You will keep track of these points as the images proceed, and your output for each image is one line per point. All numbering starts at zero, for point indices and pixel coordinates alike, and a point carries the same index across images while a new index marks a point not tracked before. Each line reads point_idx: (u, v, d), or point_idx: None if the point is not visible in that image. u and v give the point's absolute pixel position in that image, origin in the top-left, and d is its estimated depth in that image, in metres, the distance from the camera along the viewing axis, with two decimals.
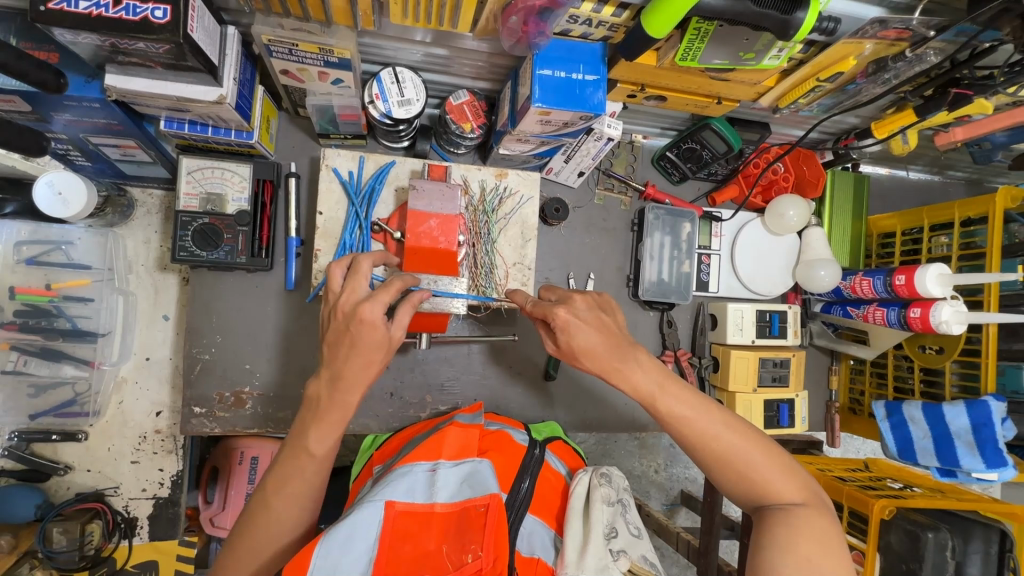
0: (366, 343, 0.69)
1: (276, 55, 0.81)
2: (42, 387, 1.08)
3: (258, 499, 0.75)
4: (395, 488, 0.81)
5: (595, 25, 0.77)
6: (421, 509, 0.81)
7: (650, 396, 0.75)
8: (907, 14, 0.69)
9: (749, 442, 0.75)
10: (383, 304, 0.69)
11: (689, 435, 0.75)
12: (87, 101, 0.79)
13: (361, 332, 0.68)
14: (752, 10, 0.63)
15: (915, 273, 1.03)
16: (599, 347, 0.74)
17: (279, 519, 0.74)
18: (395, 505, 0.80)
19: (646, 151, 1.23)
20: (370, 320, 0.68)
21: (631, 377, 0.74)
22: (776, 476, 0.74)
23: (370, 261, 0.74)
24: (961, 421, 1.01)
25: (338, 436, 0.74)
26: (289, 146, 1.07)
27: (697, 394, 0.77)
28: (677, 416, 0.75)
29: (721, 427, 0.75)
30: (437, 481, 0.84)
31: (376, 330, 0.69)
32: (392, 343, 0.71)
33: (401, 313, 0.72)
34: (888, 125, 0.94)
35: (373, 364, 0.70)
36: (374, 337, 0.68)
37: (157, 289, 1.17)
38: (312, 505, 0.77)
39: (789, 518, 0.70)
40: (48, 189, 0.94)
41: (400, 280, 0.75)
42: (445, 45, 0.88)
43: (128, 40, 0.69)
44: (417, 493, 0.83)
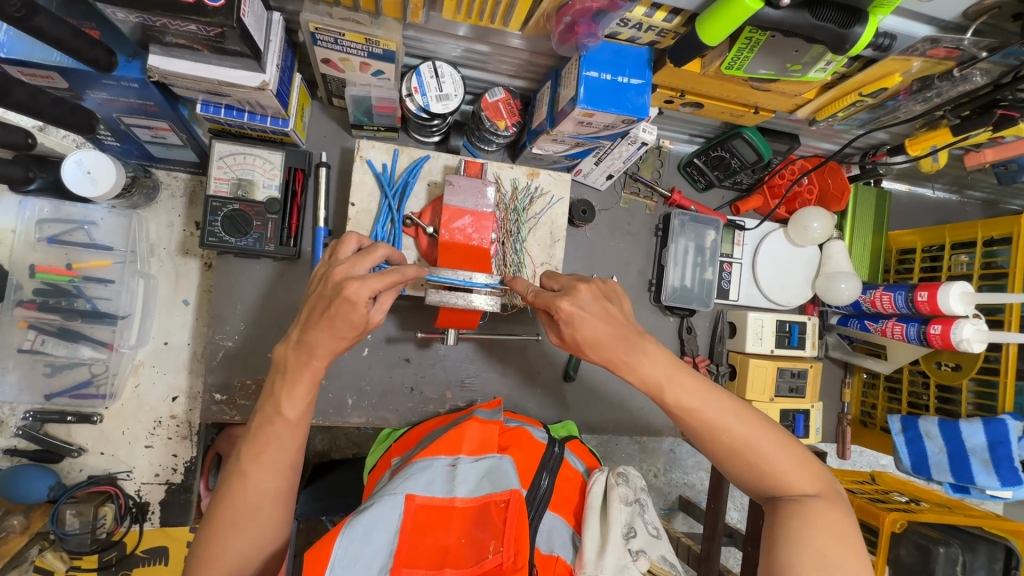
0: (343, 320, 0.67)
1: (320, 44, 0.81)
2: (58, 367, 1.08)
3: (232, 470, 0.73)
4: (416, 483, 0.81)
5: (645, 30, 0.77)
6: (441, 503, 0.81)
7: (658, 385, 0.75)
8: (959, 34, 0.69)
9: (762, 434, 0.75)
10: (372, 290, 0.66)
11: (700, 427, 0.75)
12: (127, 81, 0.78)
13: (340, 309, 0.67)
14: (810, 22, 0.63)
15: (938, 290, 1.04)
16: (605, 337, 0.73)
17: (255, 487, 0.71)
18: (415, 499, 0.79)
19: (673, 157, 1.23)
20: (354, 300, 0.66)
21: (639, 368, 0.74)
22: (789, 468, 0.74)
23: (386, 249, 0.72)
24: (978, 439, 1.02)
25: (310, 400, 0.74)
26: (320, 135, 1.06)
27: (706, 383, 0.77)
28: (685, 406, 0.75)
29: (733, 419, 0.75)
30: (457, 476, 0.84)
31: (359, 311, 0.67)
32: (368, 325, 0.70)
33: (384, 296, 0.71)
34: (921, 143, 0.96)
35: (343, 339, 0.70)
36: (351, 314, 0.67)
37: (178, 273, 1.15)
38: (292, 477, 0.75)
39: (803, 510, 0.72)
40: (77, 167, 0.93)
41: (400, 271, 0.69)
42: (487, 41, 0.87)
43: (180, 22, 0.68)
44: (435, 488, 0.82)
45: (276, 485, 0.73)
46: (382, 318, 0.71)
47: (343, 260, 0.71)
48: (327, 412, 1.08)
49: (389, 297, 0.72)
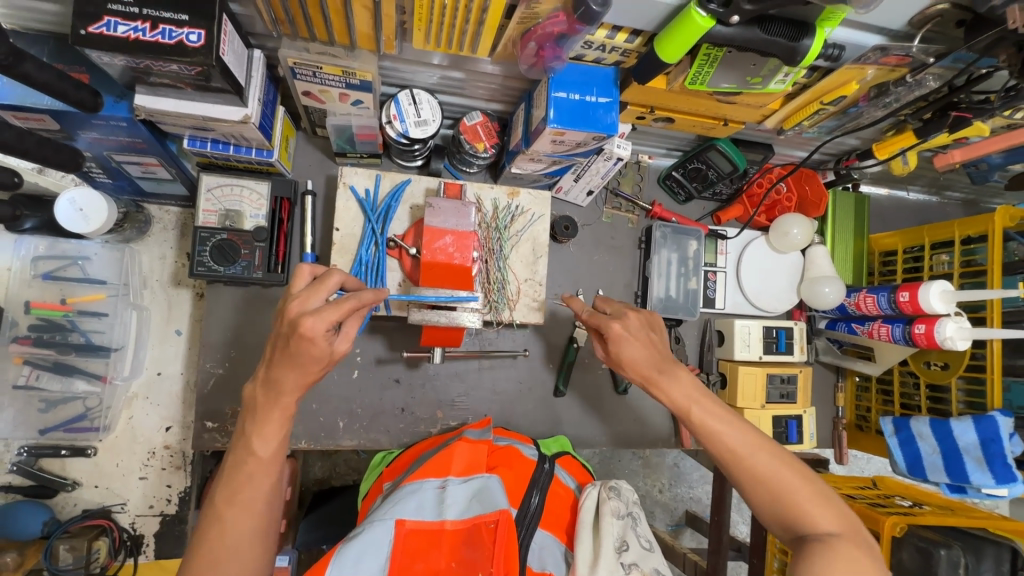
0: (305, 355, 0.68)
1: (299, 78, 0.84)
2: (53, 402, 1.09)
3: (210, 513, 0.71)
4: (406, 506, 0.80)
5: (608, 51, 0.80)
6: (430, 527, 0.80)
7: (686, 409, 0.78)
8: (907, 42, 0.72)
9: (782, 463, 0.74)
10: (328, 321, 0.67)
11: (722, 450, 0.76)
12: (116, 120, 0.82)
13: (300, 346, 0.67)
14: (760, 37, 0.66)
15: (918, 290, 1.05)
16: (644, 359, 0.80)
17: (234, 530, 0.70)
18: (405, 523, 0.79)
19: (653, 171, 1.26)
20: (310, 335, 0.67)
21: (670, 388, 0.78)
22: (811, 504, 0.72)
23: (338, 277, 0.73)
24: (970, 437, 1.02)
25: (283, 436, 0.73)
26: (306, 164, 1.10)
27: (730, 412, 0.78)
28: (708, 429, 0.76)
29: (753, 447, 0.75)
30: (445, 498, 0.83)
31: (320, 345, 0.68)
32: (334, 356, 0.71)
33: (348, 325, 0.72)
34: (888, 147, 0.97)
35: (310, 373, 0.70)
36: (312, 350, 0.68)
37: (171, 304, 1.17)
38: (272, 514, 0.73)
39: (824, 550, 0.68)
40: (70, 205, 0.96)
41: (356, 297, 0.70)
42: (461, 68, 0.91)
43: (161, 62, 0.71)
44: (426, 511, 0.82)
45: (259, 524, 0.72)
46: (349, 347, 0.73)
47: (296, 294, 0.72)
48: (320, 436, 1.08)
49: (355, 325, 0.73)
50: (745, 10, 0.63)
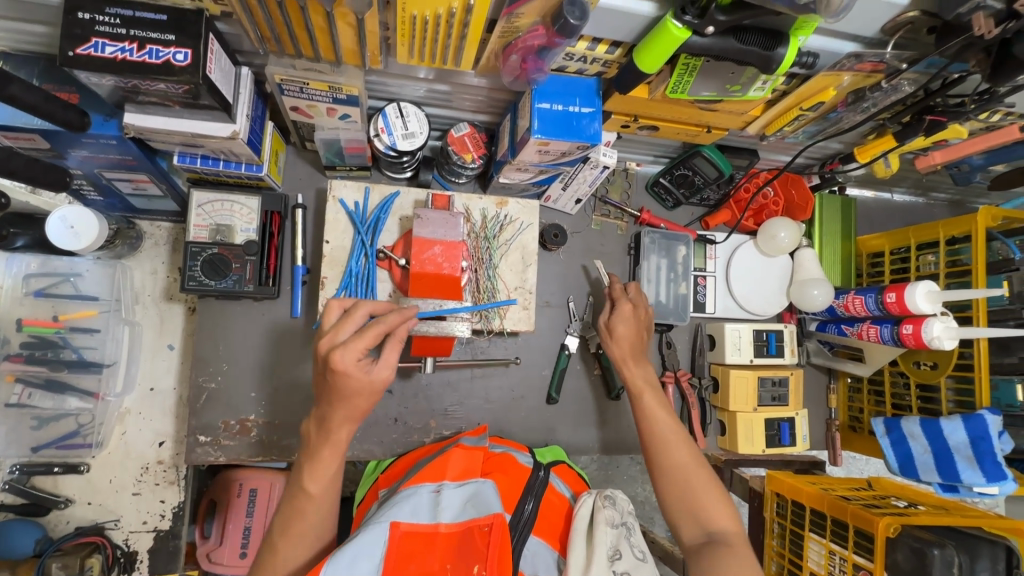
0: (345, 389, 0.71)
1: (287, 94, 0.86)
2: (45, 419, 1.09)
3: (265, 545, 0.76)
4: (400, 509, 0.79)
5: (590, 62, 0.82)
6: (425, 529, 0.79)
7: (640, 392, 0.97)
8: (881, 49, 0.73)
9: (698, 465, 0.88)
10: (355, 351, 0.69)
11: (654, 438, 0.91)
12: (105, 138, 0.83)
13: (339, 381, 0.70)
14: (735, 47, 0.68)
15: (905, 290, 1.06)
16: (630, 335, 1.04)
17: (285, 562, 0.74)
18: (399, 525, 0.78)
19: (641, 178, 1.28)
20: (341, 368, 0.69)
21: (636, 369, 1.00)
22: (714, 506, 0.84)
23: (365, 306, 0.75)
24: (959, 436, 1.02)
25: (334, 474, 0.77)
26: (296, 178, 1.11)
27: (669, 410, 0.95)
28: (648, 416, 0.94)
29: (680, 444, 0.90)
30: (441, 502, 0.83)
31: (357, 376, 0.70)
32: (379, 385, 0.72)
33: (386, 351, 0.73)
34: (870, 150, 0.98)
35: (357, 406, 0.73)
36: (352, 382, 0.70)
37: (163, 319, 1.18)
38: (323, 546, 0.78)
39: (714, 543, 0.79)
40: (62, 223, 0.97)
41: (381, 321, 0.72)
42: (447, 81, 0.92)
43: (149, 82, 0.72)
44: (421, 515, 0.81)
45: (306, 558, 0.76)
46: (391, 374, 0.72)
47: (329, 329, 0.75)
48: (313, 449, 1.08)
49: (395, 351, 0.73)
50: (720, 21, 0.65)
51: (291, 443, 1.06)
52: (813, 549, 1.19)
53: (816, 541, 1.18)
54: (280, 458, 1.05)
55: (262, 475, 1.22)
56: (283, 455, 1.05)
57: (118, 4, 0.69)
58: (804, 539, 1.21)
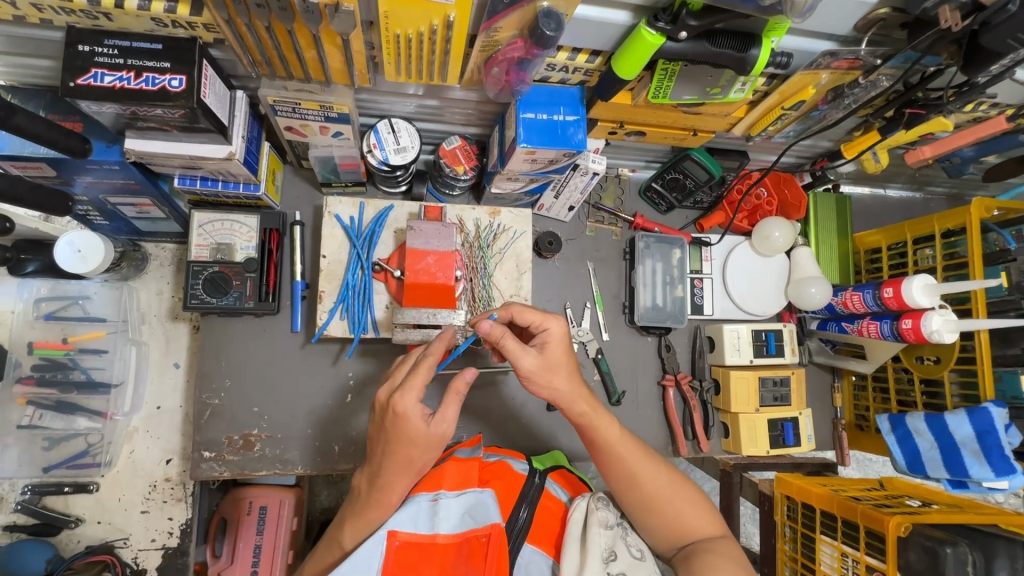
0: (404, 435, 0.75)
1: (280, 114, 0.89)
2: (56, 439, 1.11)
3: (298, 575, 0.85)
4: (399, 518, 0.78)
5: (571, 71, 0.84)
6: (422, 539, 0.77)
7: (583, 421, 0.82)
8: (856, 46, 0.75)
9: (674, 486, 0.84)
10: (415, 395, 0.75)
11: (616, 468, 0.82)
12: (108, 163, 0.86)
13: (398, 424, 0.75)
14: (709, 50, 0.70)
15: (901, 285, 1.05)
16: (552, 360, 0.81)
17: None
18: (398, 535, 0.77)
19: (633, 184, 1.29)
20: (402, 412, 0.74)
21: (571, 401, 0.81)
22: (694, 516, 0.83)
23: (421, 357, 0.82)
24: (965, 430, 1.00)
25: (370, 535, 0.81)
26: (294, 196, 1.14)
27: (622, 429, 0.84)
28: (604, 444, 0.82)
29: (645, 467, 0.83)
30: (438, 511, 0.80)
31: (416, 423, 0.74)
32: (437, 435, 0.76)
33: (445, 406, 0.77)
34: (857, 146, 0.98)
35: (412, 454, 0.76)
36: (409, 429, 0.75)
37: (169, 338, 1.21)
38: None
39: (708, 547, 0.80)
40: (69, 247, 1.00)
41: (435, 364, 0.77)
42: (436, 97, 0.95)
43: (147, 108, 0.75)
44: (420, 523, 0.79)
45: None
46: (448, 428, 0.76)
47: (387, 378, 0.81)
48: (316, 462, 1.08)
49: (452, 408, 0.77)
50: (692, 26, 0.66)
51: (296, 457, 1.08)
52: (825, 552, 1.16)
53: (828, 544, 1.15)
54: (284, 472, 1.07)
55: (270, 493, 1.22)
56: (287, 468, 1.07)
57: (116, 36, 0.73)
58: (816, 541, 1.18)
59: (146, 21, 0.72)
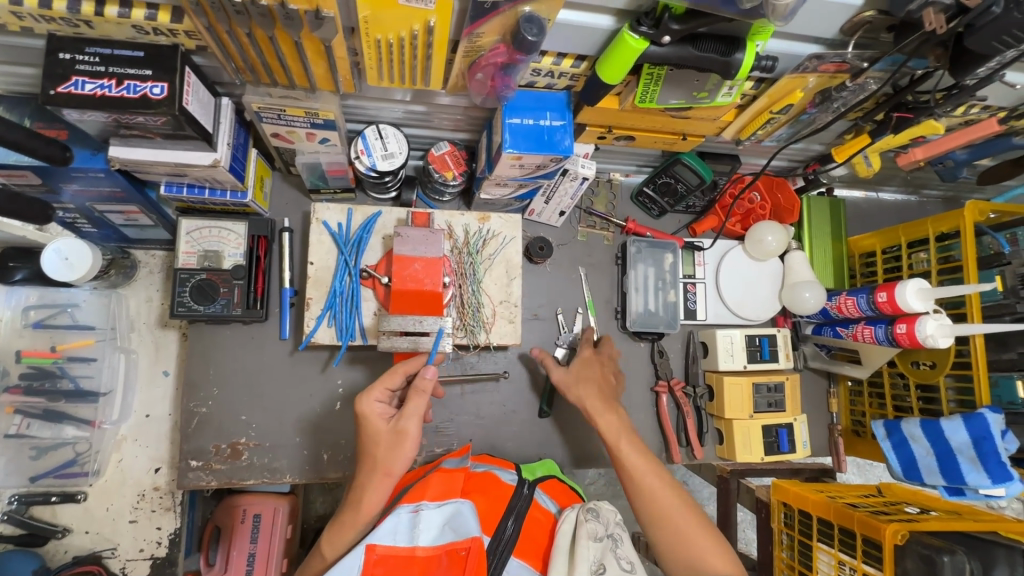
0: (371, 433, 0.79)
1: (266, 121, 0.88)
2: (44, 449, 1.11)
3: None
4: (379, 531, 0.75)
5: (557, 76, 0.83)
6: (402, 553, 0.74)
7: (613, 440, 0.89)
8: (843, 49, 0.74)
9: (687, 512, 0.81)
10: (376, 395, 0.81)
11: (636, 486, 0.84)
12: (93, 171, 0.86)
13: (365, 426, 0.80)
14: (694, 54, 0.69)
15: (895, 289, 1.04)
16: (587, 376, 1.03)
17: None
18: (376, 548, 0.74)
19: (625, 188, 1.29)
20: (366, 413, 0.80)
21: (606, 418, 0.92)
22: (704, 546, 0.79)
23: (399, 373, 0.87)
24: (961, 437, 0.99)
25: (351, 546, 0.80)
26: (283, 203, 1.13)
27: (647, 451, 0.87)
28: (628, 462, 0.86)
29: (660, 486, 0.83)
30: (419, 523, 0.76)
31: (376, 420, 0.80)
32: (398, 431, 0.78)
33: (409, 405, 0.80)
34: (847, 150, 0.98)
35: (377, 456, 0.78)
36: (374, 428, 0.80)
37: (158, 345, 1.20)
38: None
39: None
40: (56, 255, 1.00)
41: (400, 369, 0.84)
42: (423, 102, 0.94)
43: (128, 116, 0.75)
44: (400, 536, 0.76)
45: None
46: (408, 421, 0.78)
47: None
48: (305, 470, 1.07)
49: (415, 403, 0.79)
50: (675, 30, 0.65)
51: (285, 466, 1.07)
52: (822, 560, 1.14)
53: (825, 551, 1.14)
54: (273, 481, 1.06)
55: (263, 500, 1.21)
56: (276, 477, 1.06)
57: (97, 43, 0.73)
58: (813, 549, 1.17)
59: (127, 29, 0.72)
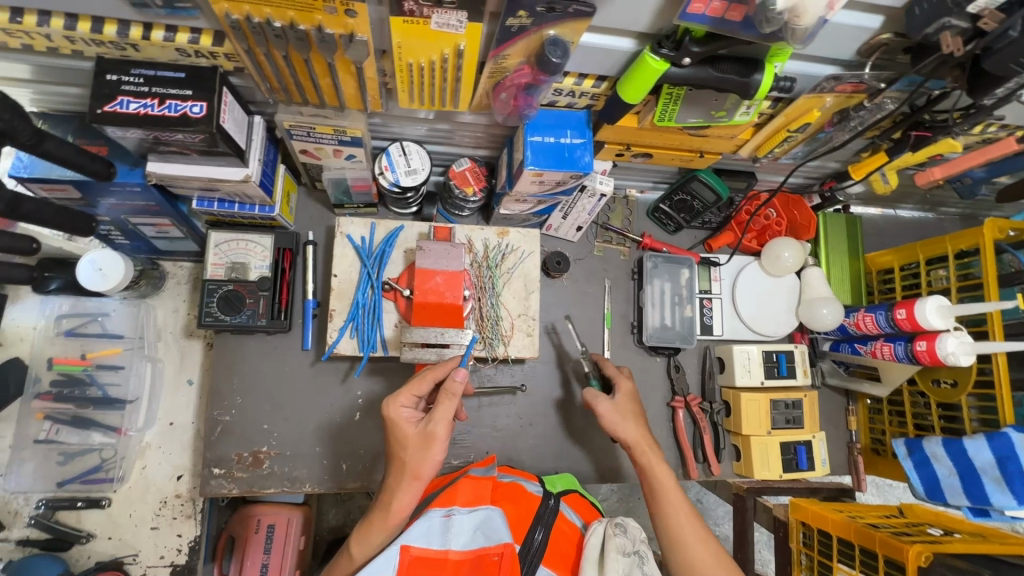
0: (400, 439, 0.79)
1: (296, 138, 0.91)
2: (71, 454, 1.15)
3: None
4: (412, 532, 0.77)
5: (578, 96, 0.86)
6: (434, 555, 0.76)
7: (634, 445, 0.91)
8: (860, 70, 0.76)
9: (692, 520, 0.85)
10: (405, 400, 0.81)
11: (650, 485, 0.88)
12: (130, 186, 0.89)
13: (393, 430, 0.80)
14: (714, 76, 0.71)
15: (914, 306, 1.03)
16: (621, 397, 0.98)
17: None
18: (410, 550, 0.75)
19: (641, 205, 1.30)
20: (395, 418, 0.80)
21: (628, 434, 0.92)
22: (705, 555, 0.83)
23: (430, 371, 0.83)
24: (985, 456, 0.98)
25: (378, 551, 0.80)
26: (308, 217, 1.17)
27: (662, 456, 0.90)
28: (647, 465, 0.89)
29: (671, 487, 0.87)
30: (451, 527, 0.78)
31: (405, 424, 0.79)
32: (429, 436, 0.77)
33: (439, 410, 0.78)
34: (864, 167, 0.99)
35: (405, 460, 0.78)
36: (402, 432, 0.79)
37: (183, 355, 1.23)
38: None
39: None
40: (91, 265, 1.03)
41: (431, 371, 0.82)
42: (446, 120, 0.97)
43: (168, 133, 0.78)
44: (432, 539, 0.77)
45: None
46: (439, 425, 0.77)
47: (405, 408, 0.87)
48: (325, 479, 1.08)
49: (447, 408, 0.78)
50: (695, 52, 0.68)
51: (305, 475, 1.08)
52: None
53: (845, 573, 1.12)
54: (294, 490, 1.07)
55: (279, 511, 1.23)
56: (297, 487, 1.07)
57: (142, 65, 0.77)
58: (833, 571, 1.15)
59: (171, 52, 0.76)
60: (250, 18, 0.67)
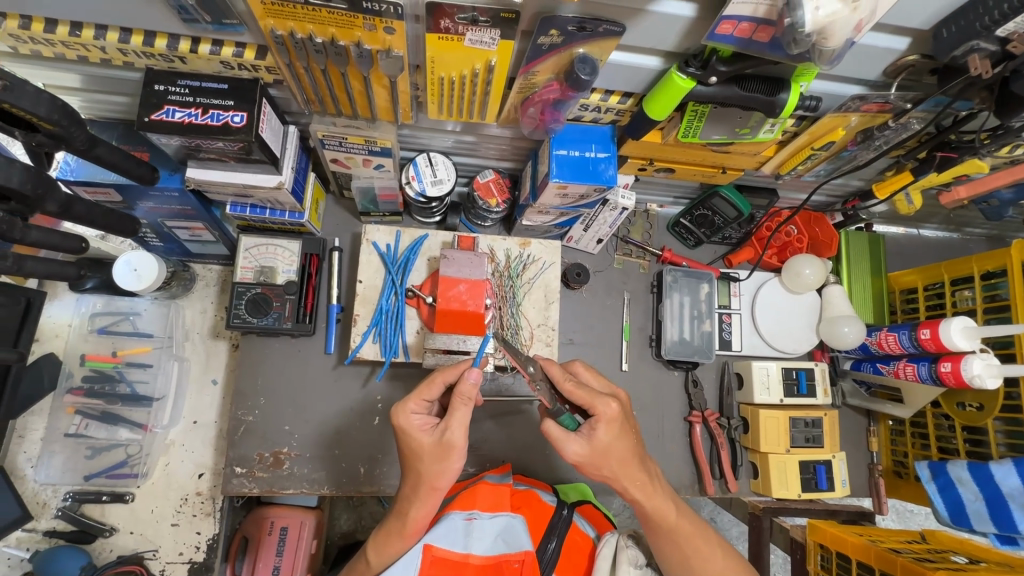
0: (416, 450, 0.76)
1: (328, 147, 0.94)
2: (98, 449, 1.17)
3: None
4: (437, 533, 0.81)
5: (604, 111, 0.88)
6: (456, 558, 0.80)
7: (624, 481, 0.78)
8: (886, 90, 0.76)
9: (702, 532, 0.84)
10: (416, 408, 0.77)
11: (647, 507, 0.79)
12: (169, 190, 0.93)
13: (405, 441, 0.77)
14: (739, 94, 0.73)
15: (939, 326, 1.02)
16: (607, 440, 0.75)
17: None
18: (433, 549, 0.80)
19: (662, 219, 1.32)
20: (405, 427, 0.76)
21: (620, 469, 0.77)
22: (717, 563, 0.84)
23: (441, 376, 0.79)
24: (1012, 482, 0.96)
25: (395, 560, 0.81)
26: (334, 223, 1.20)
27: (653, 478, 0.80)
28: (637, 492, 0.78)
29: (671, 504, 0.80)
30: (473, 532, 0.82)
31: (418, 434, 0.76)
32: (446, 445, 0.74)
33: (453, 418, 0.74)
34: (889, 186, 0.98)
35: (423, 470, 0.76)
36: (417, 441, 0.76)
37: (209, 354, 1.26)
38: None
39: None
40: (127, 266, 1.07)
41: (444, 374, 0.78)
42: (473, 133, 1.00)
43: (209, 141, 0.81)
44: (454, 541, 0.81)
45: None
46: (456, 433, 0.74)
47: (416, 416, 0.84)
48: (341, 483, 1.09)
49: (463, 414, 0.74)
50: (722, 71, 0.70)
51: (322, 477, 1.10)
52: None
53: None
54: (312, 492, 1.08)
55: (293, 513, 1.24)
56: (314, 488, 1.08)
57: (187, 76, 0.80)
58: None
59: (215, 64, 0.79)
60: (294, 33, 0.69)
